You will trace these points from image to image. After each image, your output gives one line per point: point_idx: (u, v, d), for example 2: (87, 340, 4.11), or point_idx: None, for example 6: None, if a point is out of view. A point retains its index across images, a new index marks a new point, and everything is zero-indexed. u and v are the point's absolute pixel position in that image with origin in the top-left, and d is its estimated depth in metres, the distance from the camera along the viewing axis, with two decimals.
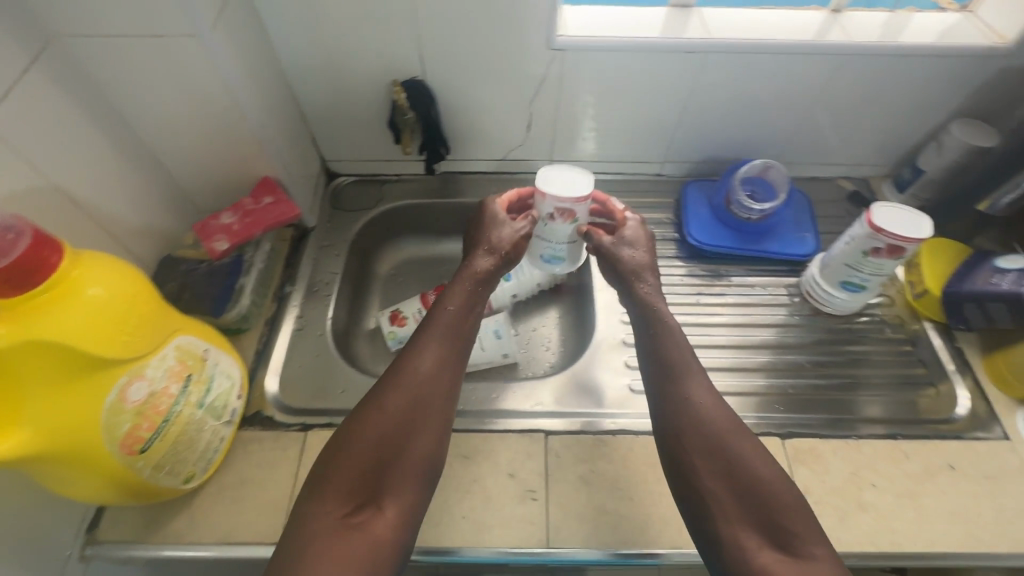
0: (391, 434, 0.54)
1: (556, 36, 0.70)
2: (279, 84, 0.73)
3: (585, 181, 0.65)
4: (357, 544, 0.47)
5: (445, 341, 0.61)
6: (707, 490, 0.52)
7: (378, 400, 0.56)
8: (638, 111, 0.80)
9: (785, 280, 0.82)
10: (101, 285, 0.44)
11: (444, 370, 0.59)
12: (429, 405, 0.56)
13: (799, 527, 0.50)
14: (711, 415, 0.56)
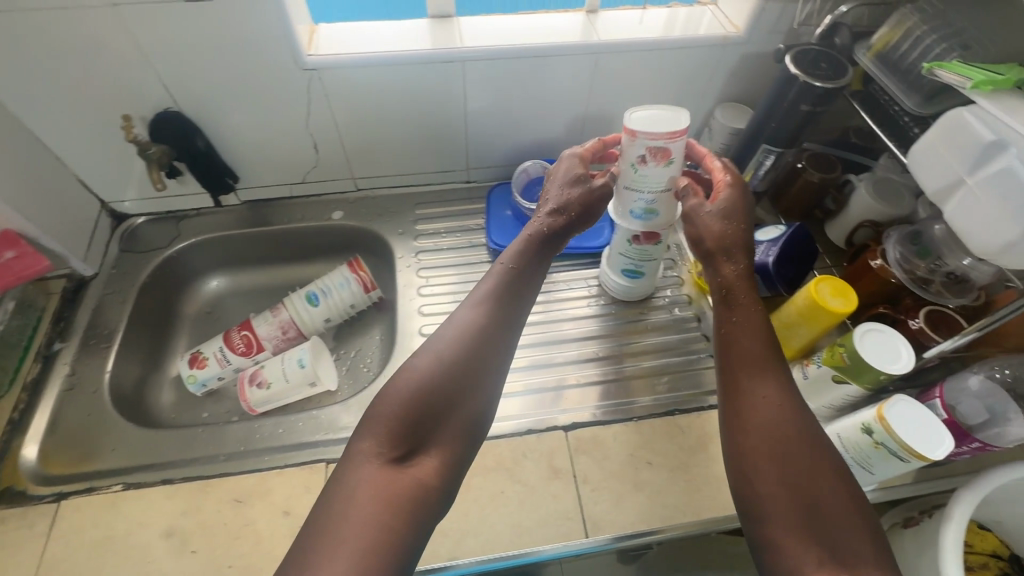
0: (460, 374, 0.53)
1: (303, 56, 0.68)
2: (10, 130, 0.68)
3: (681, 120, 0.57)
4: (392, 489, 0.46)
5: (499, 298, 0.58)
6: (764, 493, 0.49)
7: (453, 342, 0.55)
8: (422, 122, 0.81)
9: (588, 271, 0.84)
10: None
11: (504, 324, 0.57)
12: (474, 353, 0.54)
13: (855, 542, 0.45)
14: (764, 415, 0.52)
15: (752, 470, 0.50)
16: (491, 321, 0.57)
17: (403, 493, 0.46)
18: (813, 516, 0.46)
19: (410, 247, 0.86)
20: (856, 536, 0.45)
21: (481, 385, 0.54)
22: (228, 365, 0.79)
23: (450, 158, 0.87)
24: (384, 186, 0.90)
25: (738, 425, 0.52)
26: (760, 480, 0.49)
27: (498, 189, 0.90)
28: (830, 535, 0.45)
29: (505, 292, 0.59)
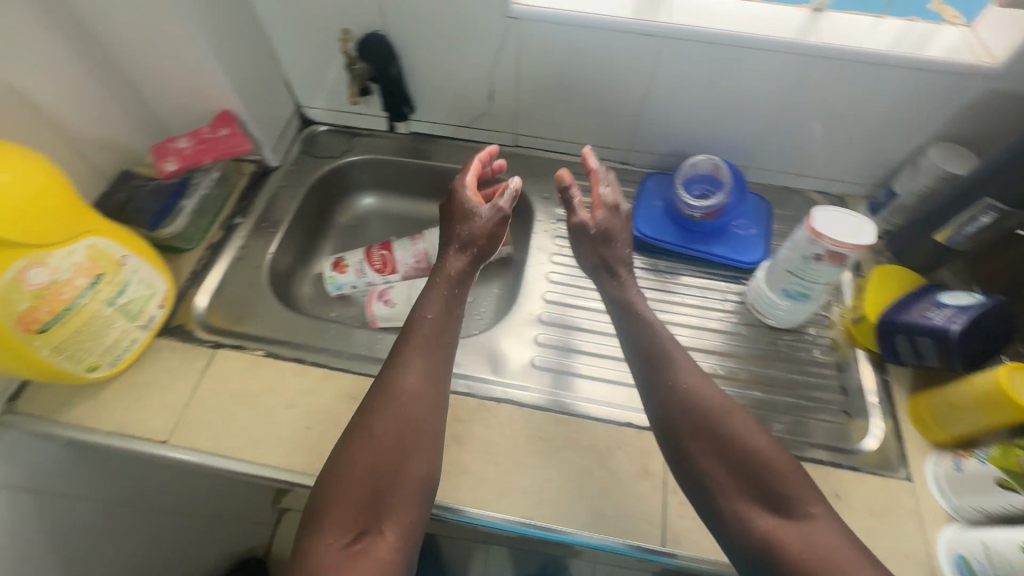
0: (387, 451, 0.55)
1: (512, 3, 0.69)
2: (250, 23, 0.76)
3: (868, 228, 0.60)
4: (359, 569, 0.49)
5: (424, 354, 0.62)
6: (707, 473, 0.54)
7: (377, 428, 0.57)
8: (600, 93, 0.79)
9: (727, 285, 0.79)
10: (10, 173, 0.49)
11: (435, 392, 0.60)
12: (400, 426, 0.57)
13: (793, 487, 0.52)
14: (707, 401, 0.57)
15: (697, 462, 0.55)
16: (414, 398, 0.59)
17: (370, 569, 0.50)
18: (763, 490, 0.52)
19: (550, 212, 0.86)
20: (804, 498, 0.51)
21: (416, 444, 0.56)
22: (363, 276, 0.85)
23: (614, 136, 0.86)
24: (541, 147, 0.90)
25: (674, 417, 0.57)
26: (699, 456, 0.55)
27: (652, 177, 0.86)
28: (771, 491, 0.52)
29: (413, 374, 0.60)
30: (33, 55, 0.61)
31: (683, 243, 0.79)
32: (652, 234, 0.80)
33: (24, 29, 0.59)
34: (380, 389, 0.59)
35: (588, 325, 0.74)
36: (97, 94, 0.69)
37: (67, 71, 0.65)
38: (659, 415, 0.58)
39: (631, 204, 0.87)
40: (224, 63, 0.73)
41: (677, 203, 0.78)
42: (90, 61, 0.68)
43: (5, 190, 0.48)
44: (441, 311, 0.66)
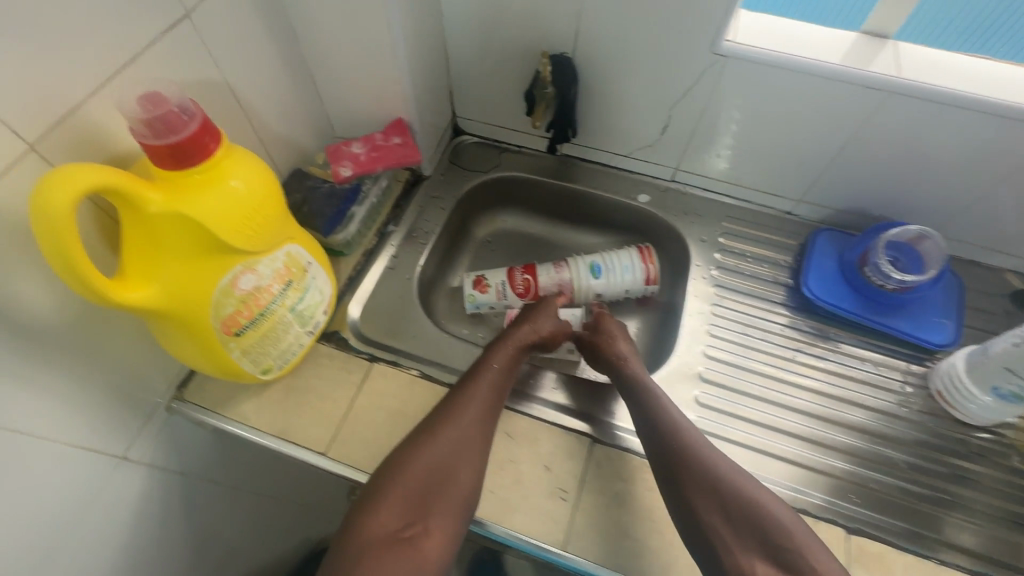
0: (443, 464, 0.56)
1: (723, 40, 0.65)
2: (435, 33, 0.75)
3: None
4: (403, 562, 0.51)
5: (490, 391, 0.62)
6: (708, 524, 0.53)
7: (440, 440, 0.58)
8: (789, 139, 0.74)
9: (906, 365, 0.72)
10: (242, 180, 0.48)
11: (489, 415, 0.61)
12: (456, 443, 0.57)
13: (794, 544, 0.52)
14: (726, 462, 0.57)
15: (705, 518, 0.54)
16: (471, 417, 0.60)
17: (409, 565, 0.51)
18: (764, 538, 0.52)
19: (709, 257, 0.81)
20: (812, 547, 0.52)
21: (466, 457, 0.57)
22: (504, 299, 0.83)
23: (788, 184, 0.80)
24: (700, 186, 0.86)
25: (679, 460, 0.57)
26: (695, 493, 0.55)
27: (825, 232, 0.80)
28: (788, 550, 0.51)
29: (477, 400, 0.61)
30: (248, 54, 0.61)
31: (861, 312, 0.73)
32: (826, 297, 0.75)
33: (247, 29, 0.60)
34: (449, 407, 0.60)
35: (752, 389, 0.70)
36: (288, 94, 0.70)
37: (271, 70, 0.65)
38: (653, 450, 0.59)
39: (796, 258, 0.81)
40: (412, 74, 0.71)
41: (867, 269, 0.72)
42: (289, 62, 0.68)
43: (237, 196, 0.48)
44: (508, 362, 0.65)
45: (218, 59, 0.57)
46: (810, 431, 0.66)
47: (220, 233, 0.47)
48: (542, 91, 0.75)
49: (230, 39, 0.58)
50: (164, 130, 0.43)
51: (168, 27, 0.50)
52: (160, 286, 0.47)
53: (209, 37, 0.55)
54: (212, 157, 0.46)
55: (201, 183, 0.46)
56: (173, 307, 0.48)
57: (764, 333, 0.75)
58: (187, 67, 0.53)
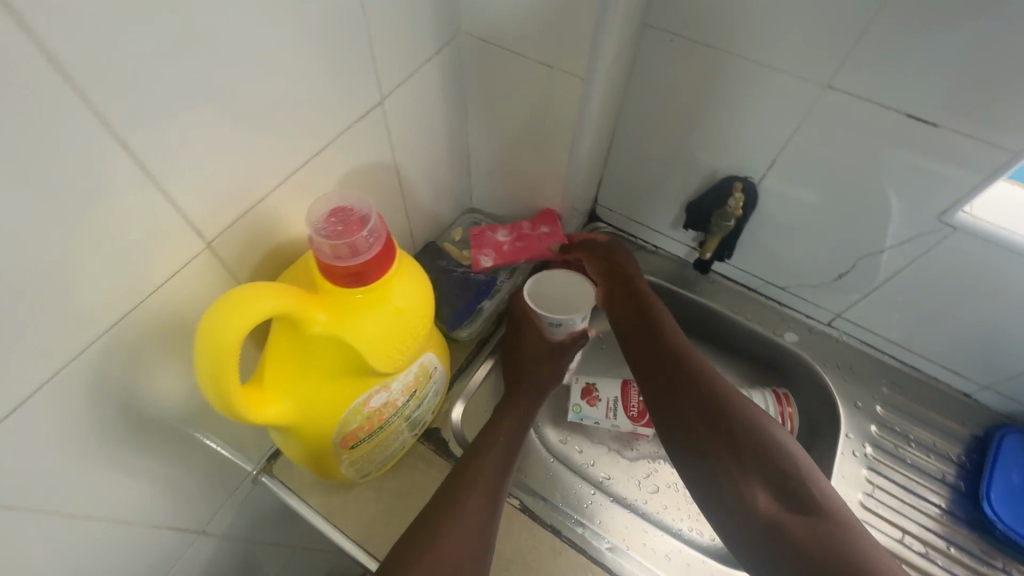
0: (448, 553, 0.47)
1: (956, 210, 0.55)
2: (607, 126, 0.69)
3: None
4: None
5: (494, 468, 0.54)
6: (715, 466, 0.52)
7: (443, 527, 0.49)
8: (1000, 324, 0.62)
9: None
10: (404, 299, 0.43)
11: (494, 500, 0.52)
12: (463, 527, 0.49)
13: (790, 471, 0.51)
14: (724, 390, 0.56)
15: (711, 459, 0.53)
16: (475, 499, 0.51)
17: None
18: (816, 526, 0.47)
19: (863, 430, 0.70)
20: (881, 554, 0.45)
21: (469, 542, 0.48)
22: (613, 417, 0.73)
23: (977, 367, 0.68)
24: (860, 338, 0.75)
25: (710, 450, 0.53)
26: (732, 483, 0.51)
27: (1014, 435, 0.67)
28: (785, 472, 0.50)
29: (481, 484, 0.53)
30: (421, 132, 0.57)
31: None
32: (1011, 523, 0.62)
33: (426, 109, 0.56)
34: (451, 489, 0.52)
35: None
36: (443, 168, 0.66)
37: (435, 147, 0.61)
38: (650, 375, 0.60)
39: (968, 455, 0.69)
40: (579, 173, 0.65)
41: None
42: (453, 136, 0.64)
43: (396, 316, 0.43)
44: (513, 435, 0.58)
45: (394, 139, 0.53)
46: None
47: (369, 358, 0.42)
48: (723, 223, 0.69)
49: (410, 120, 0.54)
50: (347, 252, 0.38)
51: (362, 113, 0.46)
52: (294, 402, 0.42)
53: (394, 119, 0.51)
54: (384, 277, 0.41)
55: (364, 303, 0.41)
56: (301, 423, 0.44)
57: (924, 547, 0.63)
58: (368, 150, 0.50)
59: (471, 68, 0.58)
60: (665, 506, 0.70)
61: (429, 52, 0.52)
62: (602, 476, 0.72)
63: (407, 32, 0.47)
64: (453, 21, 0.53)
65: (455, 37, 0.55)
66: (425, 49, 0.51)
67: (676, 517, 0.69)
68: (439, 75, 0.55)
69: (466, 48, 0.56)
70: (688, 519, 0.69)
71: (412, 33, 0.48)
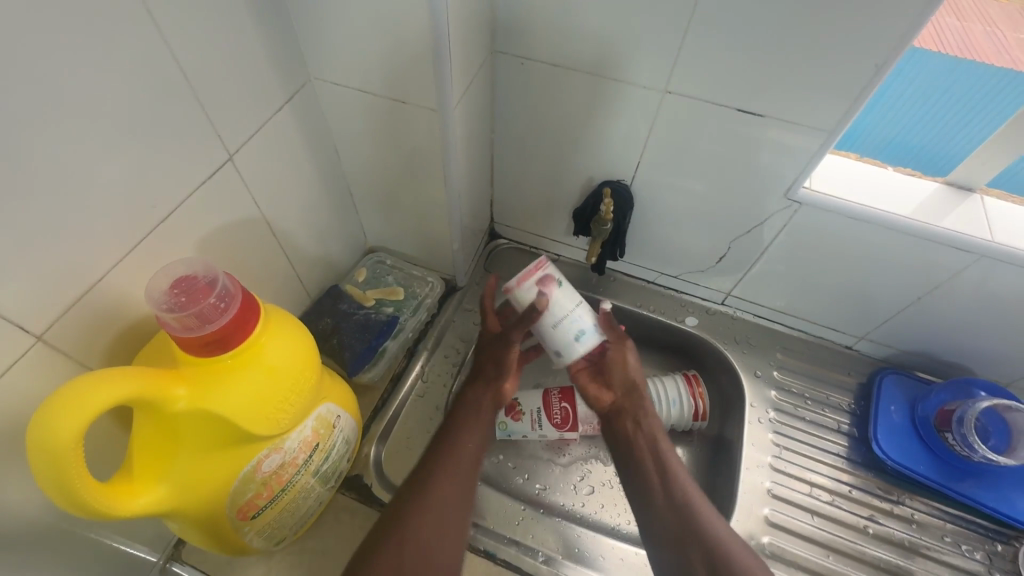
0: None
1: (799, 187, 0.61)
2: (484, 148, 0.71)
3: None
4: None
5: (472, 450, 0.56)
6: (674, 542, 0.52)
7: (402, 549, 0.47)
8: (857, 280, 0.69)
9: (987, 542, 0.66)
10: (278, 355, 0.42)
11: (468, 477, 0.54)
12: (422, 551, 0.47)
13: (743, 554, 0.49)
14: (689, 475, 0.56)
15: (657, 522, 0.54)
16: (436, 519, 0.50)
17: None
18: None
19: (765, 397, 0.75)
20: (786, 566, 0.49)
21: (429, 572, 0.47)
22: (539, 428, 0.73)
23: (849, 321, 0.75)
24: (752, 312, 0.81)
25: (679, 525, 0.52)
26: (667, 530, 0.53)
27: (891, 376, 0.74)
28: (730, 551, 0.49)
29: (447, 504, 0.51)
30: (288, 181, 0.57)
31: (939, 478, 0.68)
32: (898, 457, 0.69)
33: (289, 156, 0.55)
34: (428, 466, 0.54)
35: (813, 564, 0.64)
36: (323, 210, 0.65)
37: (310, 192, 0.61)
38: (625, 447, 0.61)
39: (857, 402, 0.75)
40: (461, 197, 0.66)
41: (949, 436, 0.67)
42: (328, 178, 0.64)
43: (271, 376, 0.41)
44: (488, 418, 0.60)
45: (256, 192, 0.52)
46: None
47: (245, 423, 0.40)
48: (600, 229, 0.71)
49: (270, 170, 0.53)
50: (196, 321, 0.37)
51: (206, 173, 0.46)
52: (170, 486, 0.40)
53: (249, 172, 0.50)
54: (248, 337, 0.40)
55: (230, 367, 0.39)
56: (185, 506, 0.41)
57: (831, 495, 0.68)
58: (224, 207, 0.49)
59: (330, 111, 0.58)
60: (602, 505, 0.71)
61: (278, 101, 0.51)
62: (539, 487, 0.72)
63: (245, 86, 0.47)
64: (300, 69, 0.54)
65: (305, 83, 0.55)
66: (272, 99, 0.51)
67: (615, 513, 0.70)
68: (295, 122, 0.55)
69: (320, 92, 0.56)
70: (624, 514, 0.70)
71: (252, 86, 0.48)
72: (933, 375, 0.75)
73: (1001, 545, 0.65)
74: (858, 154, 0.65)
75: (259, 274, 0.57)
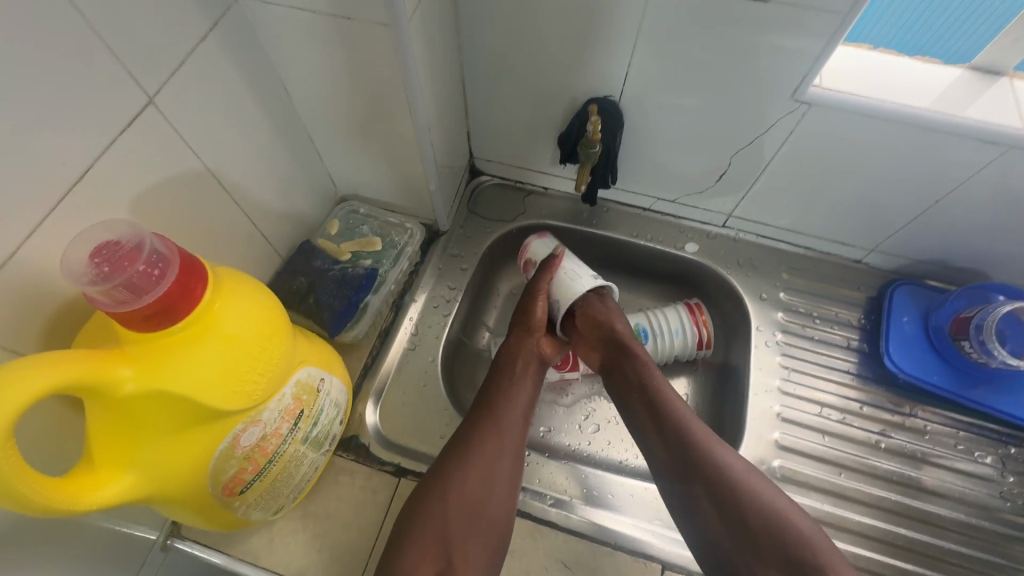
0: (459, 520, 0.49)
1: (808, 86, 0.55)
2: (453, 73, 0.63)
3: None
4: None
5: (518, 411, 0.57)
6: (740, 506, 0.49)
7: (454, 494, 0.50)
8: (869, 189, 0.63)
9: (1000, 446, 0.65)
10: (239, 323, 0.37)
11: (515, 437, 0.55)
12: (472, 496, 0.50)
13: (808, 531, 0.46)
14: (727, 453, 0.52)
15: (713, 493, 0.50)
16: (482, 469, 0.52)
17: None
18: (752, 537, 0.47)
19: (771, 319, 0.72)
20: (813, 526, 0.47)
21: (482, 515, 0.50)
22: None
23: (859, 233, 0.70)
24: (755, 232, 0.76)
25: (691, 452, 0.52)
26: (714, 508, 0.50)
27: (903, 287, 0.71)
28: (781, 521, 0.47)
29: (493, 460, 0.53)
30: (231, 126, 0.50)
31: (952, 387, 0.66)
32: (911, 370, 0.67)
33: (226, 96, 0.48)
34: (473, 426, 0.54)
35: (824, 483, 0.63)
36: (280, 158, 0.58)
37: (260, 139, 0.54)
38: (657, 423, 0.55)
39: (867, 316, 0.72)
40: (431, 131, 0.59)
41: (964, 343, 0.64)
42: (280, 122, 0.57)
43: (234, 346, 0.37)
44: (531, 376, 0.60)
45: (192, 142, 0.46)
46: (886, 526, 0.60)
47: (211, 400, 0.36)
48: (587, 151, 0.65)
49: (206, 114, 0.46)
50: (127, 294, 0.33)
51: (124, 124, 0.39)
52: (139, 473, 0.37)
53: (178, 118, 0.44)
54: (197, 306, 0.35)
55: (185, 342, 0.35)
56: (161, 490, 0.38)
57: (841, 414, 0.67)
58: (154, 161, 0.43)
59: (266, 40, 0.50)
60: (609, 442, 0.70)
61: (201, 31, 0.44)
62: (543, 430, 0.70)
63: (152, 12, 0.39)
64: None
65: (232, 5, 0.46)
66: (191, 28, 0.43)
67: (621, 448, 0.69)
68: (227, 56, 0.47)
69: (252, 16, 0.48)
70: (632, 448, 0.69)
71: (161, 13, 0.40)
72: (946, 282, 0.72)
73: (1015, 449, 0.64)
74: (869, 45, 0.57)
75: (215, 236, 0.52)
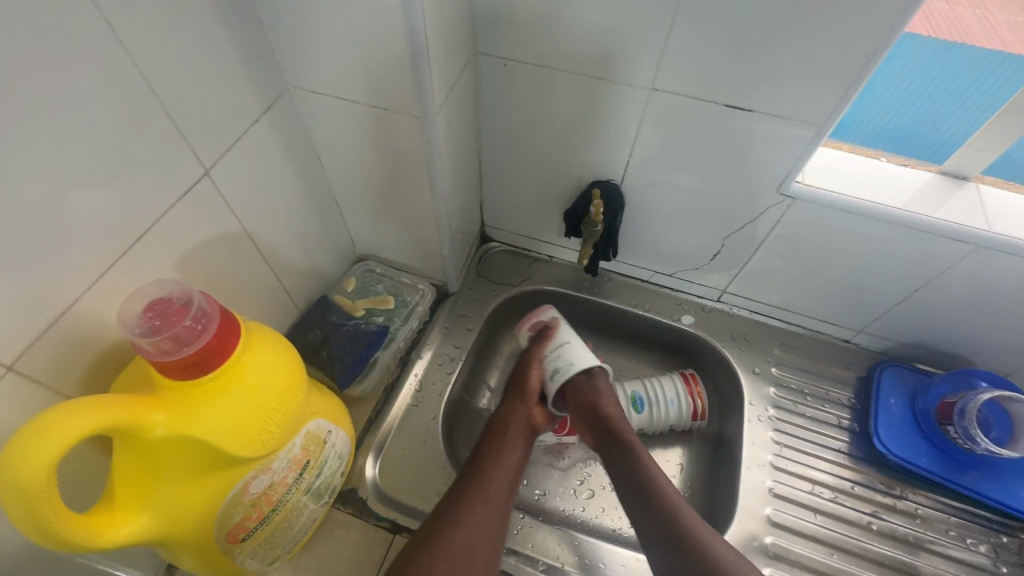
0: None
1: (791, 181, 0.60)
2: (471, 152, 0.70)
3: None
4: None
5: (503, 477, 0.58)
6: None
7: (441, 550, 0.51)
8: (854, 274, 0.68)
9: (992, 535, 0.65)
10: (263, 376, 0.41)
11: (501, 503, 0.56)
12: (458, 553, 0.51)
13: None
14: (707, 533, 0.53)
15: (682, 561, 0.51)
16: (468, 531, 0.53)
17: None
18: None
19: (764, 394, 0.74)
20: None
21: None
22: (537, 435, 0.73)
23: (847, 314, 0.74)
24: (748, 308, 0.80)
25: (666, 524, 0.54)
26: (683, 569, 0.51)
27: (891, 368, 0.74)
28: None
29: (479, 523, 0.54)
30: (271, 193, 0.56)
31: (942, 472, 0.67)
32: (899, 451, 0.68)
33: (269, 167, 0.54)
34: (466, 486, 0.57)
35: (816, 562, 0.63)
36: (309, 221, 0.64)
37: (294, 204, 0.60)
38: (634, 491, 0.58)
39: (857, 396, 0.74)
40: (448, 203, 0.65)
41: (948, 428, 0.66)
42: (312, 189, 0.63)
43: (256, 398, 0.40)
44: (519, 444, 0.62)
45: (235, 206, 0.51)
46: None
47: (228, 447, 0.39)
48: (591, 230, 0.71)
49: (250, 182, 0.52)
50: (171, 345, 0.36)
51: (182, 191, 0.45)
52: (154, 514, 0.39)
53: (227, 185, 0.49)
54: (229, 358, 0.39)
55: (212, 392, 0.38)
56: (171, 533, 0.40)
57: (833, 492, 0.67)
58: (201, 222, 0.48)
59: (309, 120, 0.57)
60: (603, 509, 0.70)
61: (255, 113, 0.50)
62: (537, 493, 0.71)
63: (218, 100, 0.45)
64: (278, 78, 0.52)
65: (284, 92, 0.53)
66: (248, 111, 0.49)
67: (614, 516, 0.69)
68: (275, 133, 0.53)
69: (300, 101, 0.55)
70: (625, 517, 0.69)
71: (225, 100, 0.46)
72: (933, 365, 0.74)
73: (1008, 539, 0.64)
74: (849, 144, 0.63)
75: (243, 290, 0.56)
